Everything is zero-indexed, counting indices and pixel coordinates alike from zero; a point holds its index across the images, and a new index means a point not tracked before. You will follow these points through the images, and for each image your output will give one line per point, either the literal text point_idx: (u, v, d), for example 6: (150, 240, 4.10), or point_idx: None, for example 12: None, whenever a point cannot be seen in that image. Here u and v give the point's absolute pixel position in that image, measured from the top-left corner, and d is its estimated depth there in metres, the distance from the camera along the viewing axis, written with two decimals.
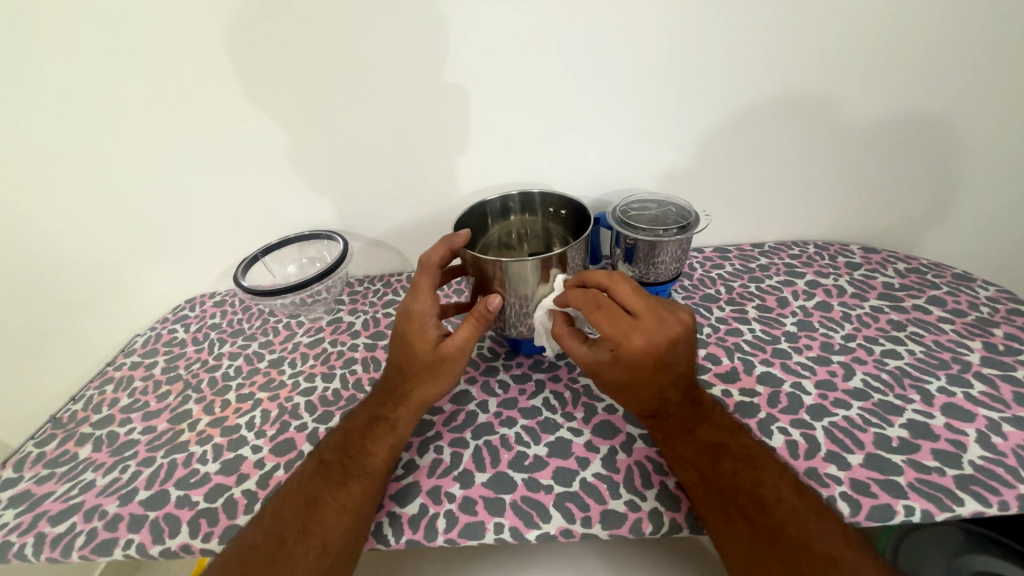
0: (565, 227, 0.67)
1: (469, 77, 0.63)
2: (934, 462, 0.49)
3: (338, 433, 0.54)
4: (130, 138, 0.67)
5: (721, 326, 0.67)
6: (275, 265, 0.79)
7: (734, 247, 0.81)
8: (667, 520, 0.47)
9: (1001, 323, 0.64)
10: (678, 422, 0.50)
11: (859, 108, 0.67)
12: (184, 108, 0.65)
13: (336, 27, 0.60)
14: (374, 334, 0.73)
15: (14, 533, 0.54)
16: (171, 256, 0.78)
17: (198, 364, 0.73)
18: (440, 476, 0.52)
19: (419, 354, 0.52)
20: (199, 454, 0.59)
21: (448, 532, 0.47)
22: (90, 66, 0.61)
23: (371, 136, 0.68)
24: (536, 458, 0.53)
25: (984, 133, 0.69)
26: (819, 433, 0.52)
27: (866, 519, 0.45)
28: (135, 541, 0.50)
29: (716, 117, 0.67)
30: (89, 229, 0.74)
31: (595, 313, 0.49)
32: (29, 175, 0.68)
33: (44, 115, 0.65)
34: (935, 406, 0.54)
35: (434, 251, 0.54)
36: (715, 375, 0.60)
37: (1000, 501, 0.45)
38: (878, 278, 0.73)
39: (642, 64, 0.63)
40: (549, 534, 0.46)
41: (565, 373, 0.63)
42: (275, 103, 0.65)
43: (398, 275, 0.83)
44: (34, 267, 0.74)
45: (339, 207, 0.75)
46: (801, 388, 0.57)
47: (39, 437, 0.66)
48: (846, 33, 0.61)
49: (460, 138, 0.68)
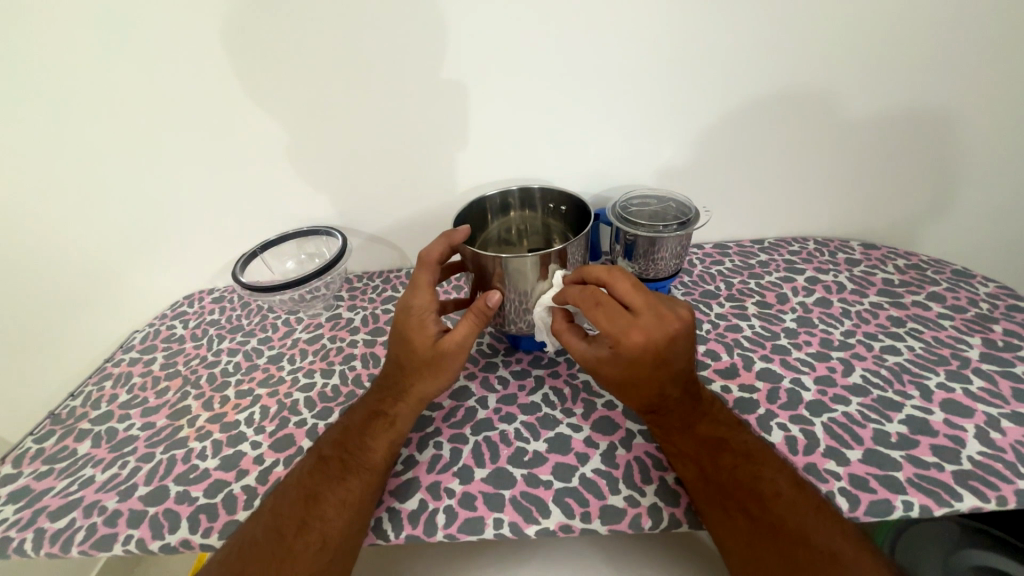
0: (565, 223, 0.67)
1: (467, 72, 0.63)
2: (933, 458, 0.49)
3: (337, 428, 0.54)
4: (126, 132, 0.67)
5: (721, 322, 0.67)
6: (273, 261, 0.78)
7: (734, 244, 0.81)
8: (666, 515, 0.47)
9: (1001, 320, 0.64)
10: (677, 418, 0.50)
11: (859, 105, 0.66)
12: (181, 102, 0.64)
13: (334, 21, 0.59)
14: (373, 331, 0.73)
15: (13, 529, 0.54)
16: (171, 253, 0.78)
17: (197, 360, 0.73)
18: (439, 471, 0.52)
19: (418, 350, 0.52)
20: (199, 450, 0.59)
21: (448, 527, 0.47)
22: (86, 61, 0.61)
23: (369, 135, 0.68)
24: (535, 454, 0.53)
25: (984, 130, 0.69)
26: (819, 428, 0.52)
27: (865, 515, 0.45)
28: (135, 536, 0.50)
29: (717, 113, 0.67)
30: (87, 226, 0.73)
31: (594, 310, 0.49)
32: (24, 169, 0.68)
33: (40, 111, 0.64)
34: (934, 402, 0.54)
35: (433, 246, 0.54)
36: (714, 371, 0.60)
37: (998, 496, 0.45)
38: (878, 274, 0.73)
39: (642, 61, 0.62)
40: (548, 530, 0.47)
41: (564, 369, 0.63)
42: (273, 98, 0.64)
43: (397, 271, 0.83)
44: (31, 262, 0.74)
45: (338, 204, 0.74)
46: (800, 384, 0.57)
47: (38, 433, 0.66)
48: (846, 30, 0.61)
49: (459, 134, 0.68)
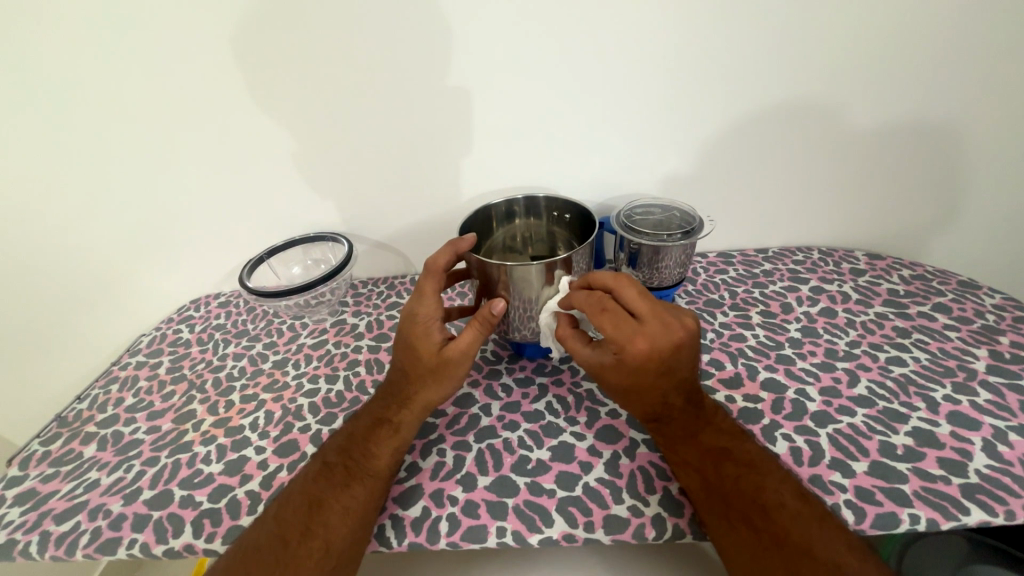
0: (570, 231, 0.67)
1: (474, 80, 0.64)
2: (940, 471, 0.48)
3: (341, 434, 0.54)
4: (133, 136, 0.67)
5: (725, 331, 0.67)
6: (280, 267, 0.79)
7: (738, 253, 0.81)
8: (670, 525, 0.47)
9: (1007, 331, 0.64)
10: (680, 426, 0.50)
11: (864, 115, 0.67)
12: (191, 108, 0.65)
13: (342, 28, 0.60)
14: (378, 337, 0.73)
15: (18, 531, 0.54)
16: (178, 258, 0.79)
17: (202, 364, 0.73)
18: (443, 478, 0.52)
19: (422, 358, 0.52)
20: (203, 454, 0.59)
21: (451, 535, 0.47)
22: (97, 68, 0.62)
23: (374, 141, 0.68)
24: (539, 462, 0.53)
25: (989, 141, 0.69)
26: (824, 440, 0.52)
27: (870, 528, 0.45)
28: (139, 540, 0.50)
29: (721, 124, 0.67)
30: (94, 229, 0.74)
31: (600, 316, 0.49)
32: (36, 172, 0.69)
33: (50, 116, 0.65)
34: (940, 414, 0.54)
35: (440, 254, 0.54)
36: (718, 381, 0.60)
37: (1006, 510, 0.45)
38: (884, 284, 0.73)
39: (647, 71, 0.63)
40: (552, 539, 0.46)
41: (568, 377, 0.63)
42: (280, 105, 0.65)
43: (402, 276, 0.84)
44: (40, 265, 0.75)
45: (345, 210, 0.75)
46: (804, 395, 0.57)
47: (45, 435, 0.66)
48: (850, 42, 0.61)
49: (465, 142, 0.69)
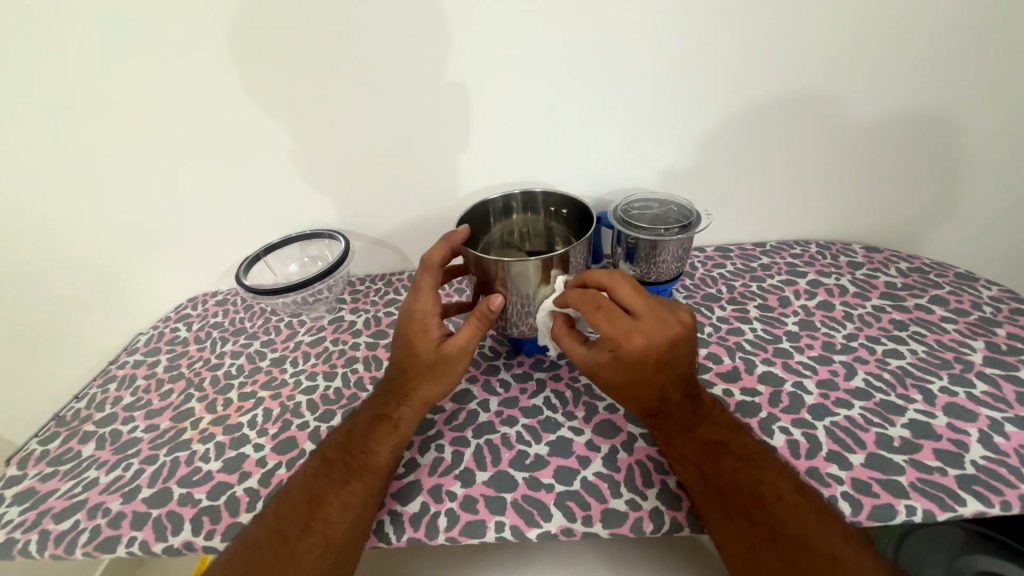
0: (568, 227, 0.67)
1: (470, 76, 0.63)
2: (936, 462, 0.49)
3: (340, 431, 0.54)
4: (128, 135, 0.67)
5: (722, 325, 0.67)
6: (277, 265, 0.79)
7: (736, 247, 0.81)
8: (668, 519, 0.47)
9: (1004, 323, 0.64)
10: (677, 421, 0.50)
11: (861, 108, 0.66)
12: (185, 106, 0.65)
13: (337, 24, 0.60)
14: (376, 334, 0.73)
15: (18, 530, 0.54)
16: (174, 257, 0.79)
17: (200, 362, 0.73)
18: (441, 474, 0.52)
19: (420, 355, 0.52)
20: (202, 452, 0.59)
21: (449, 530, 0.47)
22: (89, 65, 0.62)
23: (370, 138, 0.68)
24: (537, 457, 0.53)
25: (986, 133, 0.68)
26: (821, 432, 0.52)
27: (867, 519, 0.45)
28: (138, 538, 0.50)
29: (718, 117, 0.67)
30: (90, 228, 0.74)
31: (595, 314, 0.48)
32: (30, 171, 0.68)
33: (42, 114, 0.65)
34: (937, 406, 0.54)
35: (436, 250, 0.54)
36: (716, 375, 0.60)
37: (1001, 501, 0.45)
38: (881, 277, 0.73)
39: (644, 65, 0.63)
40: (550, 533, 0.47)
41: (566, 372, 0.63)
42: (275, 102, 0.65)
43: (400, 273, 0.84)
44: (35, 265, 0.75)
45: (341, 208, 0.75)
46: (802, 388, 0.57)
47: (43, 434, 0.66)
48: (847, 34, 0.61)
49: (461, 137, 0.68)
